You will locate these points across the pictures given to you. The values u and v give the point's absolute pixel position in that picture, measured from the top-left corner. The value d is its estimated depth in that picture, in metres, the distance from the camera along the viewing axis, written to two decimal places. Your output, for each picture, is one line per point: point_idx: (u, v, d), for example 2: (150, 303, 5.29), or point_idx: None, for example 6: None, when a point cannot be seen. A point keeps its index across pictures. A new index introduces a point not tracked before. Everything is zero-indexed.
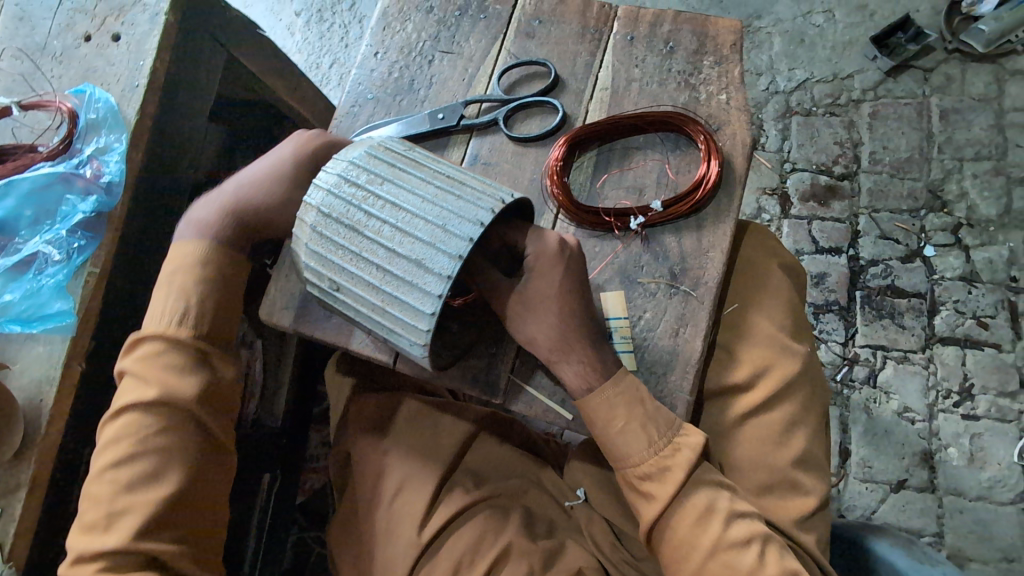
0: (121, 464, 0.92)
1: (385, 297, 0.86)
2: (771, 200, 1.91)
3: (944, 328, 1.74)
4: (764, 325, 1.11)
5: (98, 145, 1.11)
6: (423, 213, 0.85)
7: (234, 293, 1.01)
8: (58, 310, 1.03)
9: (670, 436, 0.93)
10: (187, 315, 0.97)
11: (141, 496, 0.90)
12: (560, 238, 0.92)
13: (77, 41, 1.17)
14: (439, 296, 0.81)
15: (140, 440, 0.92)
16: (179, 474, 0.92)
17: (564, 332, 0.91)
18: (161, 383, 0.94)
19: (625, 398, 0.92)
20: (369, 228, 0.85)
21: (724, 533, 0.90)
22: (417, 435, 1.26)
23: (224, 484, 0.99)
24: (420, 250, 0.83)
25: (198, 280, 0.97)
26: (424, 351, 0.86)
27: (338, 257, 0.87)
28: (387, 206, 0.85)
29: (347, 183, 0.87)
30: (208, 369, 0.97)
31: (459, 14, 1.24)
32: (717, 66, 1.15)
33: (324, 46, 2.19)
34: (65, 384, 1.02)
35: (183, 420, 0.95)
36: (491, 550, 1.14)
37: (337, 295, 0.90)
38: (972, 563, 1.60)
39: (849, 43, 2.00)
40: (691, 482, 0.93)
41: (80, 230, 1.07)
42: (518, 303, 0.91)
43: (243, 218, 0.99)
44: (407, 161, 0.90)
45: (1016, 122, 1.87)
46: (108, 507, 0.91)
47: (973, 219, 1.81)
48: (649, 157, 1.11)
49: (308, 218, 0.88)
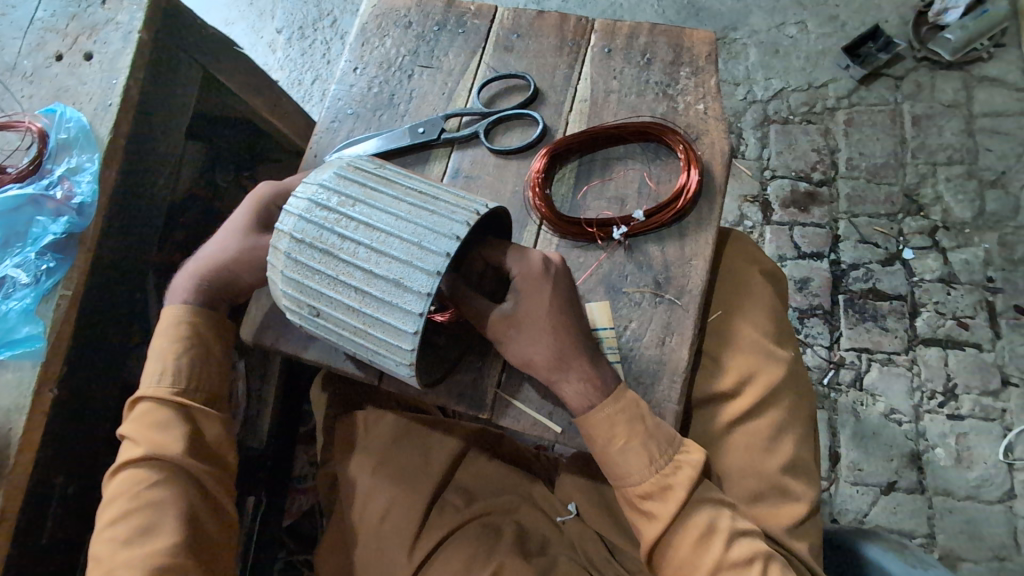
0: (119, 521, 0.91)
1: (366, 319, 0.85)
2: (752, 207, 1.93)
3: (925, 330, 1.77)
4: (748, 331, 1.11)
5: (70, 164, 1.08)
6: (398, 231, 0.83)
7: (211, 347, 1.00)
8: (27, 335, 1.00)
9: (670, 454, 0.92)
10: (170, 374, 0.97)
11: (138, 551, 0.88)
12: (544, 257, 0.92)
13: (48, 60, 1.15)
14: (419, 314, 0.81)
15: (134, 496, 0.91)
16: (173, 525, 0.90)
17: (562, 350, 0.90)
18: (150, 439, 0.94)
19: (624, 417, 0.91)
20: (343, 251, 0.84)
21: (725, 554, 0.89)
22: (404, 453, 1.24)
23: (225, 538, 0.97)
24: (397, 268, 0.82)
25: (170, 339, 0.97)
26: (410, 370, 0.86)
27: (315, 283, 0.86)
28: (360, 227, 0.84)
29: (318, 207, 0.86)
30: (196, 426, 0.97)
31: (438, 29, 1.25)
32: (694, 77, 1.16)
33: (306, 63, 2.18)
34: (36, 412, 0.98)
35: (177, 473, 0.94)
36: (484, 570, 1.11)
37: (318, 319, 0.89)
38: (964, 563, 1.60)
39: (823, 53, 2.04)
40: (693, 501, 0.92)
41: (50, 252, 1.04)
42: (511, 322, 0.89)
43: (214, 285, 0.98)
44: (378, 179, 0.89)
45: (985, 127, 1.92)
46: (110, 567, 0.89)
47: (949, 222, 1.85)
48: (630, 166, 1.12)
49: (282, 245, 0.86)
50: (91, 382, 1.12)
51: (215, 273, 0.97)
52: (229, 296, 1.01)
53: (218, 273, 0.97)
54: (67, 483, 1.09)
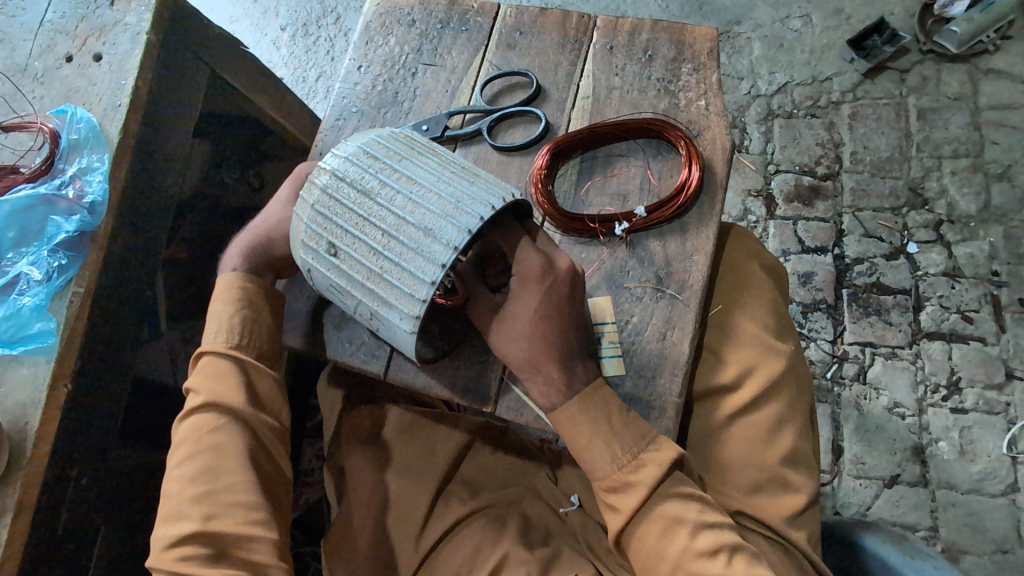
0: (185, 461, 0.95)
1: (385, 263, 0.89)
2: (756, 201, 1.93)
3: (930, 323, 1.77)
4: (748, 326, 1.12)
5: (81, 165, 1.11)
6: (437, 188, 0.90)
7: (259, 308, 1.02)
8: (39, 331, 1.04)
9: (633, 453, 0.93)
10: (225, 330, 1.01)
11: (206, 489, 0.93)
12: (544, 262, 0.90)
13: (58, 61, 1.17)
14: (441, 266, 0.85)
15: (198, 439, 0.96)
16: (237, 464, 0.94)
17: (532, 354, 0.92)
18: (210, 390, 0.98)
19: (589, 415, 0.93)
20: (381, 196, 0.90)
21: (691, 543, 0.90)
22: (409, 449, 1.27)
23: (281, 486, 1.01)
24: (430, 220, 0.87)
25: (224, 302, 1.01)
26: (415, 324, 0.88)
27: (345, 220, 0.90)
28: (402, 179, 0.91)
29: (366, 153, 0.93)
30: (251, 379, 1.00)
31: (441, 27, 1.26)
32: (695, 73, 1.17)
33: (311, 60, 2.19)
34: (51, 406, 1.02)
35: (234, 421, 0.97)
36: (487, 560, 1.15)
37: (334, 258, 0.92)
38: (966, 556, 1.61)
39: (827, 46, 2.04)
40: (656, 495, 0.93)
41: (61, 250, 1.07)
42: (493, 316, 0.93)
43: (260, 253, 1.04)
44: (423, 146, 0.97)
45: (991, 119, 1.91)
46: (177, 503, 0.93)
47: (954, 216, 1.84)
48: (631, 163, 1.13)
49: (320, 180, 0.92)
50: (104, 378, 1.14)
51: (258, 239, 1.04)
52: (273, 266, 1.06)
53: (263, 241, 1.04)
54: (81, 475, 1.11)
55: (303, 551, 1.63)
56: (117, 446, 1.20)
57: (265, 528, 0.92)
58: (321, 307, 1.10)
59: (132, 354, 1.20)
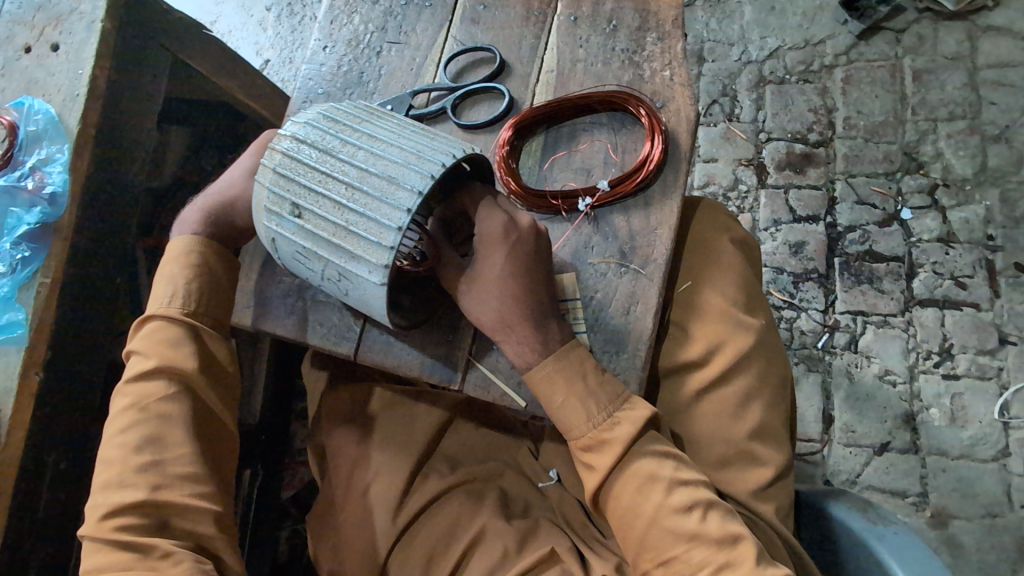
0: (129, 430, 0.97)
1: (351, 216, 0.88)
2: (747, 170, 1.90)
3: (923, 291, 1.75)
4: (717, 300, 1.11)
5: (41, 155, 1.13)
6: (398, 142, 0.90)
7: (218, 277, 1.05)
8: (9, 321, 1.08)
9: (609, 411, 0.94)
10: (180, 297, 1.03)
11: (151, 459, 0.95)
12: (509, 219, 0.92)
13: (17, 52, 1.19)
14: (407, 211, 0.85)
15: (143, 408, 0.98)
16: (183, 435, 0.98)
17: (504, 313, 0.92)
18: (162, 355, 1.00)
19: (563, 373, 0.94)
20: (343, 153, 0.90)
21: (665, 499, 0.92)
22: (388, 426, 1.29)
23: (228, 464, 1.05)
24: (393, 169, 0.88)
25: (180, 266, 1.03)
26: (384, 274, 0.87)
27: (307, 179, 0.90)
28: (363, 137, 0.91)
29: (326, 118, 0.93)
30: (203, 346, 1.03)
31: (405, 3, 1.24)
32: (660, 43, 1.14)
33: (296, 40, 2.17)
34: (23, 395, 1.07)
35: (185, 389, 1.00)
36: (467, 533, 1.18)
37: (298, 219, 0.91)
38: (956, 520, 1.62)
39: (820, 7, 1.98)
40: (632, 451, 0.94)
41: (24, 242, 1.11)
42: (461, 278, 0.94)
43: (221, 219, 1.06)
44: (382, 112, 0.98)
45: (989, 79, 1.85)
46: (120, 473, 0.94)
47: (949, 180, 1.81)
48: (596, 137, 1.11)
49: (280, 145, 0.92)
50: (78, 366, 1.18)
51: (218, 206, 1.05)
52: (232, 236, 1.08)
53: (226, 208, 1.06)
54: (59, 459, 1.17)
55: (301, 528, 1.68)
56: (97, 429, 1.25)
57: (211, 502, 0.97)
58: (287, 290, 1.10)
59: (103, 343, 1.24)
